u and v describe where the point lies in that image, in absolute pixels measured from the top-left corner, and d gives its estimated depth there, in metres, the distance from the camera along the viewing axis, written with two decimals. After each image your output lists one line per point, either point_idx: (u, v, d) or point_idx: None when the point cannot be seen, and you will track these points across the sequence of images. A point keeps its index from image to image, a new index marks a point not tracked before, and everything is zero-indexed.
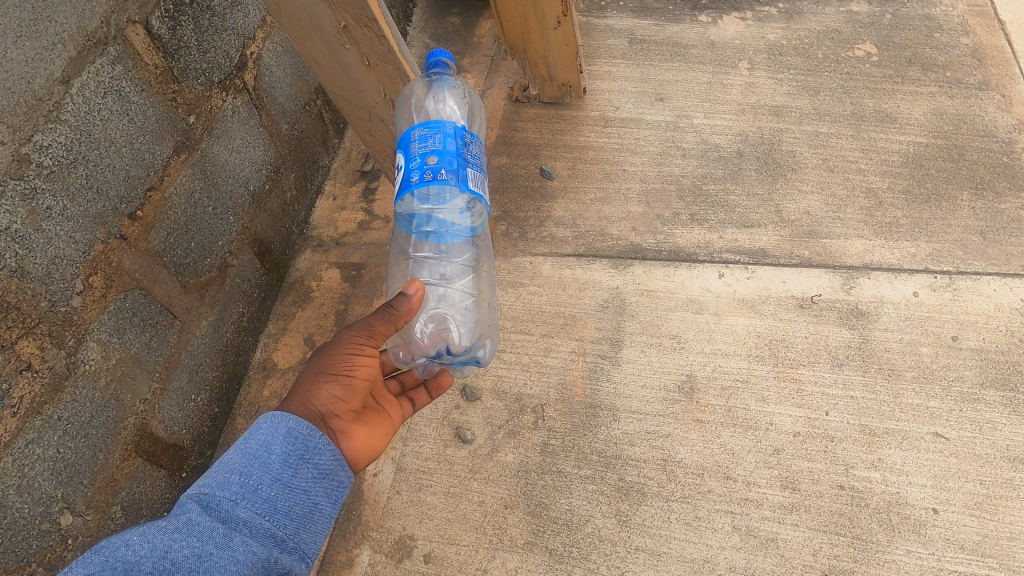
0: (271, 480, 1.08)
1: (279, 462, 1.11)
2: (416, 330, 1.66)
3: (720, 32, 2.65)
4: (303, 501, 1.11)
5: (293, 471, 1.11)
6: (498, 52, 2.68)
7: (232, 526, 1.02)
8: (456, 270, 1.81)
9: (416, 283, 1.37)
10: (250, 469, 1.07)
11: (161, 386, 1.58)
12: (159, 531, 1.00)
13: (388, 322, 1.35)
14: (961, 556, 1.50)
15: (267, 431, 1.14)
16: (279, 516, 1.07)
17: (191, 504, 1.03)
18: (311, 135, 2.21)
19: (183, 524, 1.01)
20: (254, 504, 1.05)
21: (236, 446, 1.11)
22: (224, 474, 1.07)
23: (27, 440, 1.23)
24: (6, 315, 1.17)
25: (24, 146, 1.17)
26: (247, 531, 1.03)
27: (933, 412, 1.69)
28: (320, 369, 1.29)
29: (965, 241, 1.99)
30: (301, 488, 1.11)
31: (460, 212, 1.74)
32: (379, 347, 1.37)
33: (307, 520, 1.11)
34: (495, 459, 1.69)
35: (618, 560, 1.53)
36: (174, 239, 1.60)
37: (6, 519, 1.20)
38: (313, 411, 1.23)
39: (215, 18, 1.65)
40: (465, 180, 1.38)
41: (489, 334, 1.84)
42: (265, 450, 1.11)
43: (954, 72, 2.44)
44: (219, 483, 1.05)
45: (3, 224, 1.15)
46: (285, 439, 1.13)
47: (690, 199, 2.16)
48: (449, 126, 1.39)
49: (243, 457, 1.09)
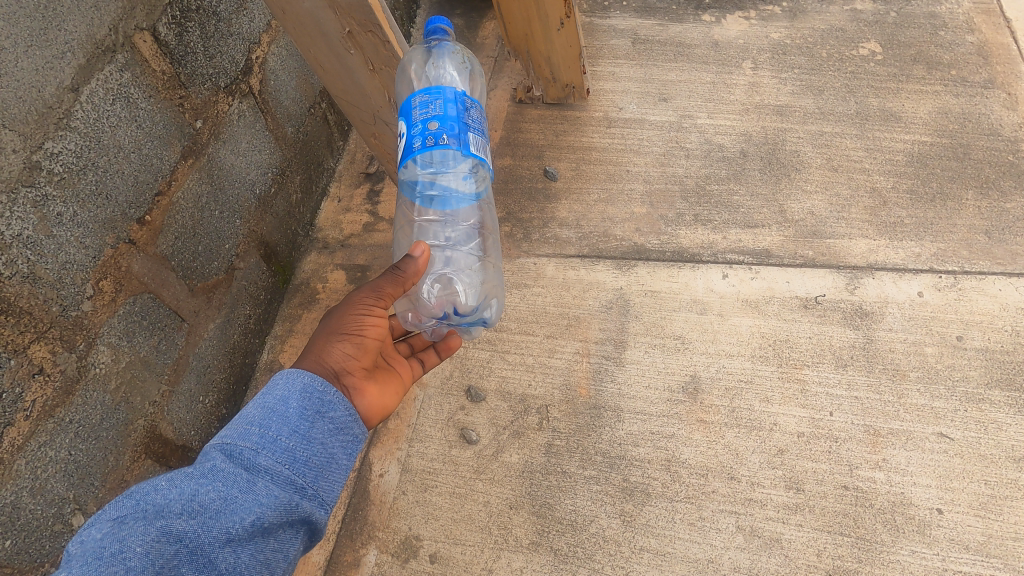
0: (290, 432, 1.07)
1: (297, 415, 1.10)
2: (423, 294, 1.67)
3: (723, 31, 2.65)
4: (321, 451, 1.09)
5: (311, 424, 1.10)
6: (502, 53, 2.68)
7: (254, 472, 1.01)
8: (461, 239, 1.83)
9: (422, 245, 1.40)
10: (269, 421, 1.07)
11: (169, 388, 1.60)
12: (184, 478, 0.99)
13: (396, 283, 1.38)
14: (966, 557, 1.50)
15: (284, 387, 1.13)
16: (299, 465, 1.05)
17: (214, 453, 1.03)
18: (316, 137, 2.22)
19: (207, 471, 1.00)
20: (275, 453, 1.04)
21: (254, 402, 1.11)
22: (244, 426, 1.06)
23: (39, 443, 1.25)
24: (19, 320, 1.18)
25: (36, 153, 1.19)
26: (269, 478, 1.02)
27: (938, 412, 1.69)
28: (332, 329, 1.31)
29: (970, 241, 1.99)
30: (318, 440, 1.09)
31: (465, 180, 1.74)
32: (388, 309, 1.39)
33: (327, 471, 1.09)
34: (500, 460, 1.70)
35: (623, 561, 1.54)
36: (182, 242, 1.61)
37: (20, 520, 1.22)
38: (327, 368, 1.24)
39: (221, 23, 1.66)
40: (466, 145, 1.37)
41: (493, 297, 1.86)
42: (282, 404, 1.10)
43: (959, 70, 2.43)
44: (240, 434, 1.04)
45: (16, 231, 1.17)
46: (302, 393, 1.12)
47: (694, 199, 2.16)
48: (449, 91, 1.37)
49: (261, 410, 1.08)
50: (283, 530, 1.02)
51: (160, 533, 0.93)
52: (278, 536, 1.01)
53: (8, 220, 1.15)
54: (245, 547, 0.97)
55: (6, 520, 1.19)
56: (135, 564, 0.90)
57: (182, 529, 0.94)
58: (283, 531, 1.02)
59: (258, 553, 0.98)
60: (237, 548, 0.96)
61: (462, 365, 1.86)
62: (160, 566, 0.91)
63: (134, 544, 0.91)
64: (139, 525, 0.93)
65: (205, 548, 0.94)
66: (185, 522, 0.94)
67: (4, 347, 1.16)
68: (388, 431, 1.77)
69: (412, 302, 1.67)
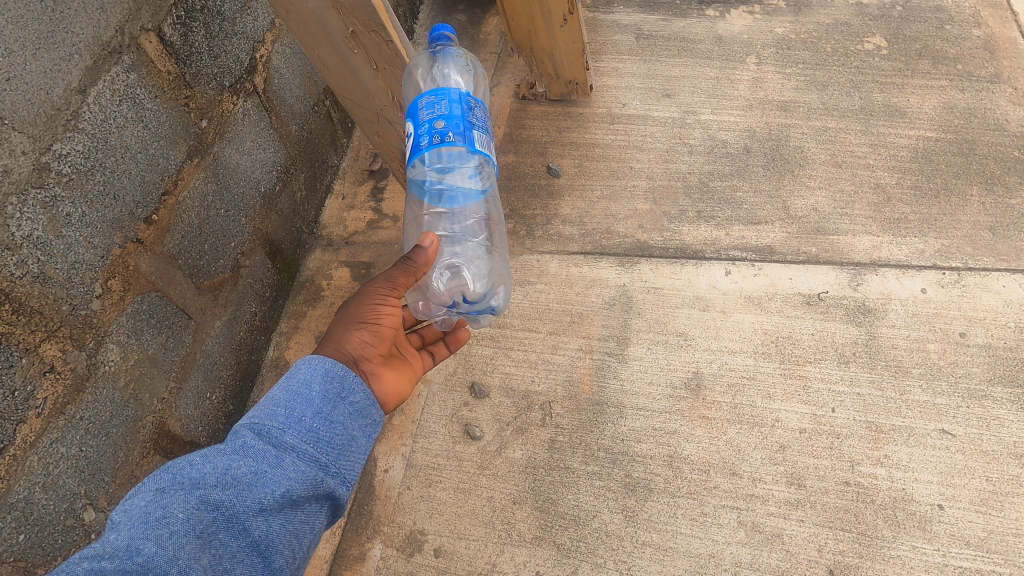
0: (314, 412, 1.09)
1: (320, 397, 1.11)
2: (434, 283, 1.67)
3: (727, 26, 2.64)
4: (343, 432, 1.11)
5: (333, 406, 1.12)
6: (505, 49, 2.68)
7: (282, 449, 1.03)
8: (469, 229, 1.85)
9: (431, 236, 1.40)
10: (293, 403, 1.09)
11: (177, 385, 1.62)
12: (217, 453, 1.01)
13: (408, 274, 1.39)
14: (966, 552, 1.51)
15: (307, 371, 1.14)
16: (323, 444, 1.07)
17: (244, 431, 1.05)
18: (319, 135, 2.23)
19: (238, 447, 1.03)
20: (300, 431, 1.06)
21: (278, 384, 1.13)
22: (271, 406, 1.08)
23: (51, 440, 1.27)
24: (29, 319, 1.20)
25: (44, 155, 1.21)
26: (296, 455, 1.04)
27: (940, 409, 1.70)
28: (350, 318, 1.33)
29: (974, 237, 1.98)
30: (340, 421, 1.11)
31: (472, 175, 1.74)
32: (401, 299, 1.41)
33: (349, 450, 1.11)
34: (503, 456, 1.72)
35: (625, 556, 1.56)
36: (189, 241, 1.63)
37: (33, 515, 1.25)
38: (346, 354, 1.25)
39: (226, 23, 1.67)
40: (471, 142, 1.37)
41: (498, 285, 1.89)
42: (306, 386, 1.12)
43: (965, 64, 2.41)
44: (267, 414, 1.07)
45: (26, 232, 1.18)
46: (324, 377, 1.14)
47: (697, 195, 2.16)
48: (454, 91, 1.37)
49: (286, 392, 1.10)
50: (311, 504, 1.04)
51: (199, 502, 0.95)
52: (307, 509, 1.03)
53: (18, 221, 1.16)
54: (276, 518, 0.99)
55: (20, 515, 1.22)
56: (177, 529, 0.92)
57: (219, 498, 0.96)
58: (310, 505, 1.04)
59: (288, 524, 1.00)
60: (269, 518, 0.98)
61: (466, 361, 1.88)
62: (200, 532, 0.93)
63: (176, 510, 0.93)
64: (179, 494, 0.95)
65: (239, 516, 0.96)
66: (221, 492, 0.97)
67: (16, 346, 1.18)
68: (393, 427, 1.79)
69: (422, 291, 1.67)
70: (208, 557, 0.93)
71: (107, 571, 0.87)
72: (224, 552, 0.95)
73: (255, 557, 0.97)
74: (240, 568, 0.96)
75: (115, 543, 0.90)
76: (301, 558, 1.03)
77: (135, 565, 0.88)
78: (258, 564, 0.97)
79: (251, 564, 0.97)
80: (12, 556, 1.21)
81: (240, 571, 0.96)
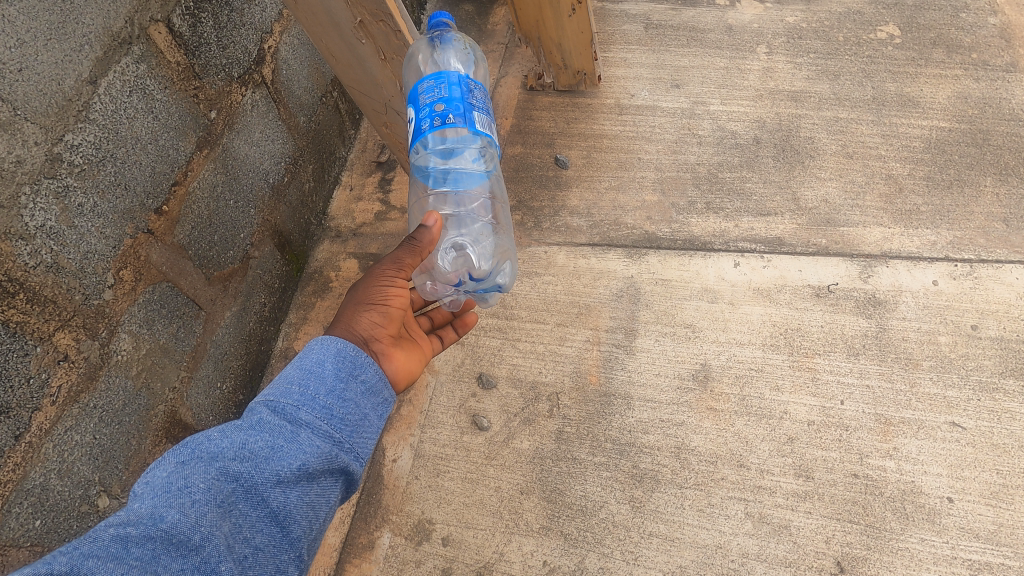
0: (328, 391, 1.10)
1: (333, 375, 1.12)
2: (439, 263, 1.65)
3: (738, 15, 2.61)
4: (355, 410, 1.12)
5: (346, 384, 1.13)
6: (512, 39, 2.67)
7: (297, 425, 1.05)
8: (474, 211, 1.85)
9: (435, 215, 1.43)
10: (307, 380, 1.10)
11: (188, 375, 1.64)
12: (234, 428, 1.02)
13: (413, 254, 1.40)
14: (975, 545, 1.50)
15: (319, 351, 1.15)
16: (337, 421, 1.08)
17: (260, 408, 1.06)
18: (328, 126, 2.23)
19: (255, 422, 1.04)
20: (315, 408, 1.07)
21: (291, 363, 1.14)
22: (285, 384, 1.09)
23: (65, 427, 1.29)
24: (43, 308, 1.22)
25: (56, 145, 1.22)
26: (311, 431, 1.05)
27: (950, 401, 1.68)
28: (358, 299, 1.33)
29: (988, 228, 1.96)
30: (353, 400, 1.12)
31: (476, 157, 1.76)
32: (409, 280, 1.42)
33: (362, 427, 1.12)
34: (511, 446, 1.72)
35: (632, 545, 1.56)
36: (199, 232, 1.64)
37: (49, 501, 1.27)
38: (357, 334, 1.26)
39: (234, 14, 1.67)
40: (472, 124, 1.37)
41: (504, 262, 1.88)
42: (319, 365, 1.13)
43: (980, 53, 2.37)
44: (282, 391, 1.08)
45: (39, 222, 1.20)
46: (337, 356, 1.15)
47: (706, 186, 2.15)
48: (453, 73, 1.36)
49: (300, 370, 1.11)
50: (326, 478, 1.05)
51: (219, 473, 0.96)
52: (322, 483, 1.04)
53: (31, 211, 1.18)
54: (294, 490, 1.00)
55: (36, 501, 1.24)
56: (198, 498, 0.93)
57: (238, 470, 0.97)
58: (326, 478, 1.05)
59: (305, 496, 1.02)
60: (287, 490, 1.00)
61: (473, 352, 1.88)
62: (220, 502, 0.94)
63: (196, 481, 0.94)
64: (200, 465, 0.96)
65: (258, 487, 0.98)
66: (241, 464, 0.98)
67: (30, 335, 1.20)
68: (401, 418, 1.80)
69: (428, 272, 1.65)
70: (229, 526, 0.95)
71: (132, 537, 0.88)
72: (244, 522, 0.96)
73: (273, 527, 0.98)
74: (259, 537, 0.97)
75: (138, 511, 0.91)
76: (318, 530, 1.05)
77: (159, 531, 0.90)
78: (277, 533, 0.99)
79: (270, 533, 0.98)
80: (29, 541, 1.24)
81: (259, 540, 0.97)
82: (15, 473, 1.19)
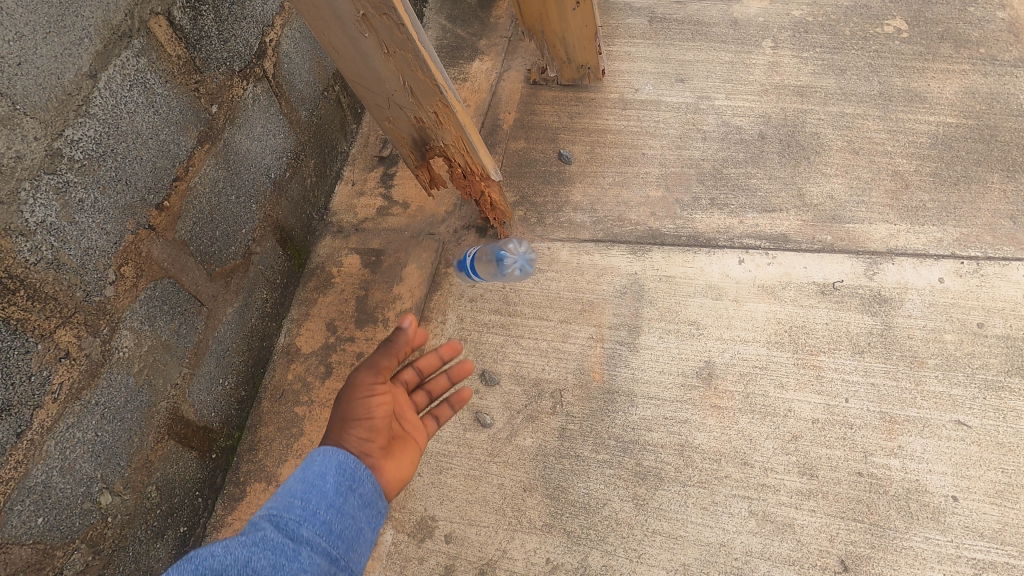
0: (328, 505, 1.02)
1: (334, 491, 1.05)
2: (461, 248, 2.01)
3: (743, 9, 2.58)
4: (352, 525, 1.04)
5: (344, 498, 1.06)
6: (516, 33, 2.65)
7: (299, 542, 0.96)
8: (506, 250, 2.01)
9: (410, 316, 1.33)
10: (309, 494, 1.02)
11: (190, 371, 1.63)
12: (233, 547, 0.92)
13: (390, 357, 1.30)
14: (980, 544, 1.50)
15: (320, 463, 1.09)
16: (334, 537, 1.00)
17: (261, 525, 0.97)
18: (330, 121, 2.22)
19: (257, 540, 0.94)
20: (316, 525, 0.99)
21: (292, 476, 1.07)
22: (286, 498, 1.01)
23: (67, 424, 1.29)
24: (44, 305, 1.21)
25: (56, 140, 1.20)
26: (312, 548, 0.96)
27: (956, 400, 1.67)
28: (342, 414, 1.23)
29: (994, 226, 1.94)
30: (350, 514, 1.05)
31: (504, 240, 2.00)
32: (390, 386, 1.31)
33: (358, 543, 1.04)
34: (514, 443, 1.72)
35: (635, 543, 1.56)
36: (200, 228, 1.63)
37: (51, 498, 1.27)
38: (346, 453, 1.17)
39: (235, 6, 1.65)
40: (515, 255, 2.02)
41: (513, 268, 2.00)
42: (320, 479, 1.06)
43: (988, 48, 2.35)
44: (284, 506, 1.00)
45: (40, 218, 1.19)
46: (339, 470, 1.09)
47: (710, 182, 2.13)
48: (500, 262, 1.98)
49: (301, 484, 1.04)
50: None
51: None
52: None
53: (31, 207, 1.17)
54: None
55: (38, 498, 1.24)
56: None
57: None
58: None
59: None
60: None
61: (476, 348, 1.88)
62: None
63: None
64: None
65: None
66: None
67: (31, 332, 1.19)
68: None
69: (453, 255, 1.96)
70: None
71: None
72: None
73: None
74: None
75: None
76: None
77: None
78: None
79: None
80: (31, 539, 1.24)
81: None
82: (16, 471, 1.19)
